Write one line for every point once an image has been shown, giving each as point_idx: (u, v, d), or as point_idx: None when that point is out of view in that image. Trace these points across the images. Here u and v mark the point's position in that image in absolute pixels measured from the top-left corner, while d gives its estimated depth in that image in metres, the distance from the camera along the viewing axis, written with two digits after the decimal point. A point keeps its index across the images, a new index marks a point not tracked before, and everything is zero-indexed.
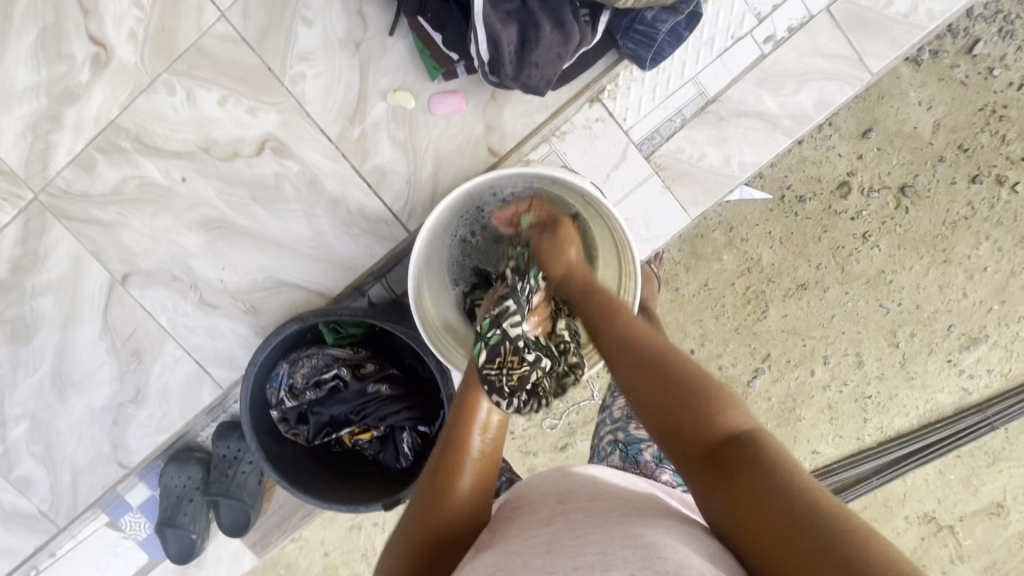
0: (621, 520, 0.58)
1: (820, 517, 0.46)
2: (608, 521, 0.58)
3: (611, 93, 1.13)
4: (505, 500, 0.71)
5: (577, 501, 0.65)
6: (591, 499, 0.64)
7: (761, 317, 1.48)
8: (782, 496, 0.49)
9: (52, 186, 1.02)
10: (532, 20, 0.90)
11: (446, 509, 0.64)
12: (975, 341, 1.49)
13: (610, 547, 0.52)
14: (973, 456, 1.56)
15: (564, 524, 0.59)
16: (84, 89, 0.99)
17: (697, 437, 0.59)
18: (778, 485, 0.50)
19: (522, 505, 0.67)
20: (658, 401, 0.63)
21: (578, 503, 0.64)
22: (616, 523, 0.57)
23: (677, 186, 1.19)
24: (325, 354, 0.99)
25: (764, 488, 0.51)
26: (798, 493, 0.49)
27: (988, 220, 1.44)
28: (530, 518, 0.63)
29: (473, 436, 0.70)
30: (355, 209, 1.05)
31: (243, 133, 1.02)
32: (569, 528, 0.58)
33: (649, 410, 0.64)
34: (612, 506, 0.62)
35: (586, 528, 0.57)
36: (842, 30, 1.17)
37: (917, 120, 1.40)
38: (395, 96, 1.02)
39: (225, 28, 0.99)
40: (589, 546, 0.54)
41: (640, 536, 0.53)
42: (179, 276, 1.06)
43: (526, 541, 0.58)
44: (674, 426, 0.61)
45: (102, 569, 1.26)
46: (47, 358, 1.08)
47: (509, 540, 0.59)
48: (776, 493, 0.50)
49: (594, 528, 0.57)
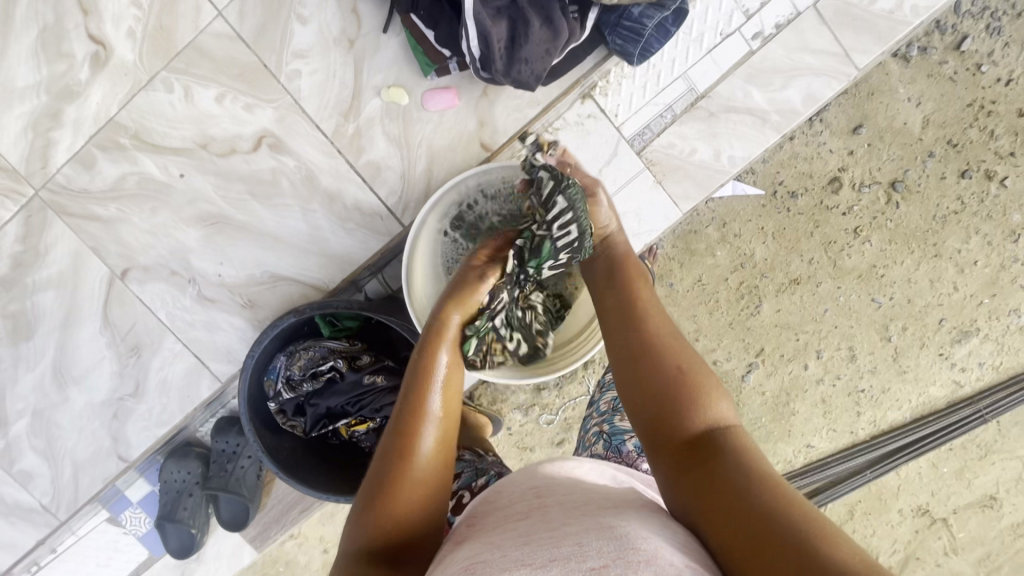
0: (596, 513, 0.59)
1: (788, 511, 0.52)
2: (586, 514, 0.59)
3: (603, 89, 1.15)
4: (485, 492, 0.73)
5: (555, 494, 0.66)
6: (569, 492, 0.66)
7: (755, 311, 1.50)
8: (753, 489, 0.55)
9: (53, 183, 1.03)
10: (521, 16, 0.92)
11: (411, 461, 0.65)
12: (966, 334, 1.51)
13: (586, 538, 0.53)
14: (966, 448, 1.58)
15: (543, 518, 0.61)
16: (83, 87, 1.01)
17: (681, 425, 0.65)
18: (750, 479, 0.56)
19: (501, 499, 0.69)
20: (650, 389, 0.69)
21: (557, 496, 0.65)
22: (592, 515, 0.59)
23: (669, 181, 1.21)
24: (322, 347, 1.00)
25: (736, 478, 0.57)
26: (769, 484, 0.55)
27: (977, 215, 1.46)
28: (509, 512, 0.64)
29: (434, 387, 0.71)
30: (351, 204, 1.07)
31: (241, 130, 1.04)
32: (547, 521, 0.60)
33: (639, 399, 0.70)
34: (589, 499, 0.64)
35: (563, 521, 0.59)
36: (829, 26, 1.19)
37: (907, 116, 1.42)
38: (388, 92, 1.04)
39: (221, 27, 1.01)
40: (566, 537, 0.55)
41: (615, 528, 0.55)
42: (177, 271, 1.07)
43: (505, 534, 0.59)
44: (663, 414, 0.67)
45: (103, 565, 1.26)
46: (48, 353, 1.09)
47: (489, 535, 0.60)
48: (748, 486, 0.55)
49: (571, 521, 0.58)
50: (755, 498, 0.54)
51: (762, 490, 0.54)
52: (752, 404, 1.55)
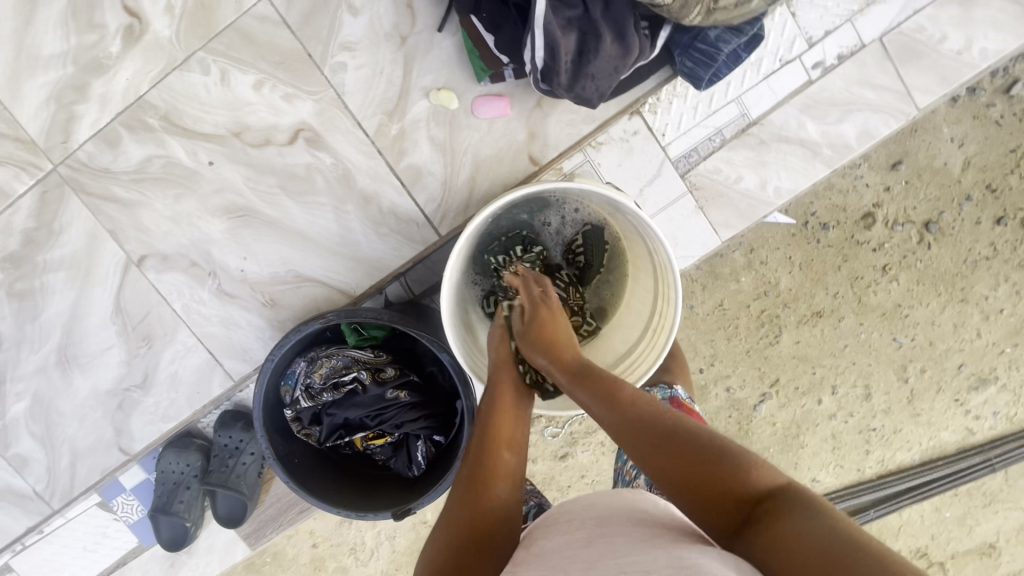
0: (664, 541, 0.56)
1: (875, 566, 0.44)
2: (649, 541, 0.57)
3: (652, 107, 1.09)
4: (541, 520, 0.70)
5: (617, 523, 0.62)
6: (631, 520, 0.62)
7: (775, 341, 1.46)
8: (833, 546, 0.48)
9: (73, 159, 0.98)
10: (593, 30, 0.87)
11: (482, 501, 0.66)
12: (983, 382, 1.48)
13: (653, 568, 0.51)
14: (970, 495, 1.55)
15: (604, 544, 0.58)
16: (115, 60, 0.95)
17: (726, 503, 0.58)
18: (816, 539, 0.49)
19: (559, 523, 0.66)
20: (665, 472, 0.62)
21: (618, 523, 0.62)
22: (656, 543, 0.56)
23: (709, 208, 1.17)
24: (346, 356, 0.96)
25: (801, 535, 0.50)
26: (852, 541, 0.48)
27: (1009, 262, 1.42)
28: (568, 541, 0.61)
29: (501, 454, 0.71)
30: (386, 207, 1.02)
31: (277, 121, 0.98)
32: (609, 548, 0.57)
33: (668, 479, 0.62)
34: (654, 529, 0.59)
35: (625, 547, 0.57)
36: (892, 61, 1.14)
37: (948, 156, 1.38)
38: (438, 94, 0.99)
39: (266, 10, 0.96)
40: (631, 567, 0.53)
41: (683, 558, 0.52)
42: (198, 263, 1.02)
43: (570, 562, 0.57)
44: (691, 485, 0.60)
45: (90, 550, 1.21)
46: (54, 336, 1.04)
47: (550, 559, 0.59)
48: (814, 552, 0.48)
49: (634, 549, 0.56)
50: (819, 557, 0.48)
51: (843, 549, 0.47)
52: (761, 434, 1.52)
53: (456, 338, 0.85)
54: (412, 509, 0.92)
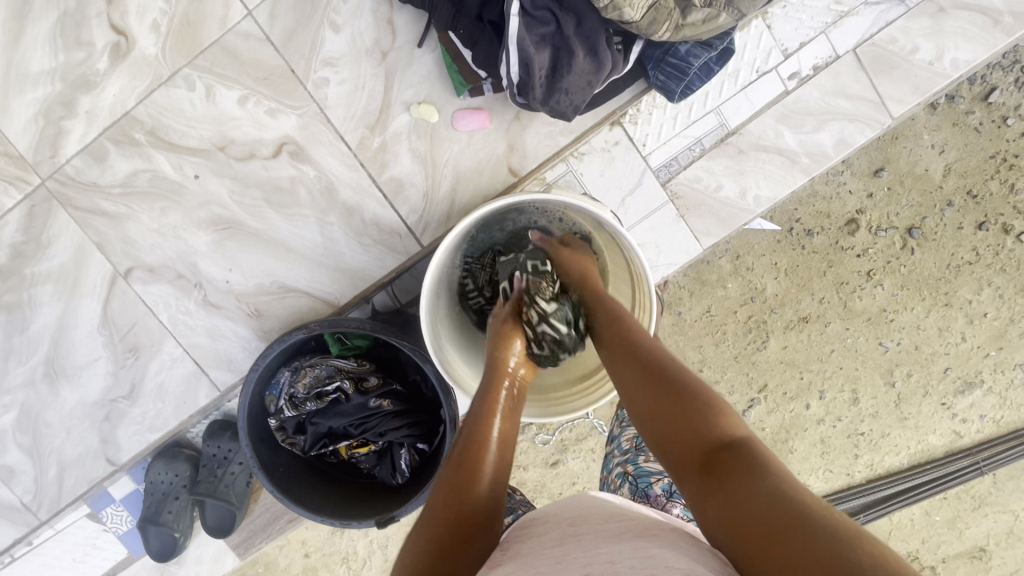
0: (631, 538, 0.57)
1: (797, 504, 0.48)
2: (618, 537, 0.58)
3: (633, 117, 1.12)
4: (519, 526, 0.70)
5: (589, 522, 0.64)
6: (604, 519, 0.63)
7: (761, 347, 1.48)
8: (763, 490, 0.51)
9: (61, 173, 0.99)
10: (566, 46, 0.90)
11: (466, 501, 0.63)
12: (969, 386, 1.50)
13: (618, 559, 0.53)
14: (960, 498, 1.56)
15: (576, 541, 0.60)
16: (101, 77, 0.97)
17: (688, 440, 0.61)
18: (760, 485, 0.52)
19: (536, 526, 0.67)
20: (650, 404, 0.66)
21: (590, 524, 0.63)
22: (625, 539, 0.57)
23: (692, 216, 1.18)
24: (329, 366, 0.98)
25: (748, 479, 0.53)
26: (786, 490, 0.50)
27: (991, 267, 1.44)
28: (543, 539, 0.63)
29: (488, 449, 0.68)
30: (369, 219, 1.04)
31: (262, 134, 1.00)
32: (578, 545, 0.59)
33: (651, 406, 0.66)
34: (624, 526, 0.61)
35: (595, 544, 0.58)
36: (866, 72, 1.17)
37: (929, 163, 1.41)
38: (418, 108, 1.01)
39: (250, 27, 0.98)
40: (598, 559, 0.54)
41: (647, 550, 0.53)
42: (183, 274, 1.04)
43: (542, 556, 0.59)
44: (668, 420, 0.63)
45: (78, 561, 1.21)
46: (42, 347, 1.05)
47: (523, 554, 0.60)
48: (755, 491, 0.51)
49: (603, 544, 0.57)
50: (757, 493, 0.51)
51: (779, 496, 0.50)
52: None
53: (435, 343, 0.87)
54: (395, 516, 0.92)
